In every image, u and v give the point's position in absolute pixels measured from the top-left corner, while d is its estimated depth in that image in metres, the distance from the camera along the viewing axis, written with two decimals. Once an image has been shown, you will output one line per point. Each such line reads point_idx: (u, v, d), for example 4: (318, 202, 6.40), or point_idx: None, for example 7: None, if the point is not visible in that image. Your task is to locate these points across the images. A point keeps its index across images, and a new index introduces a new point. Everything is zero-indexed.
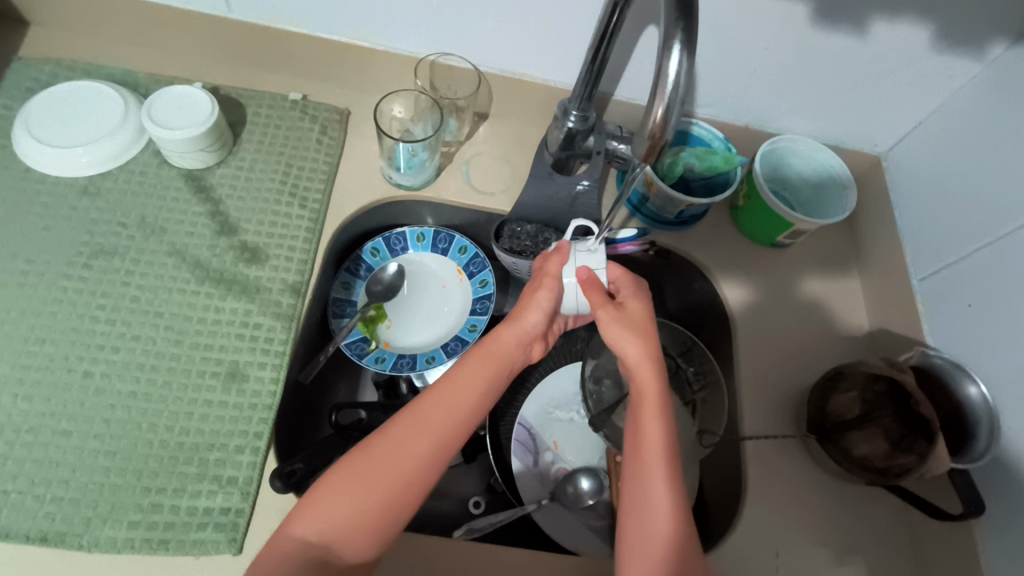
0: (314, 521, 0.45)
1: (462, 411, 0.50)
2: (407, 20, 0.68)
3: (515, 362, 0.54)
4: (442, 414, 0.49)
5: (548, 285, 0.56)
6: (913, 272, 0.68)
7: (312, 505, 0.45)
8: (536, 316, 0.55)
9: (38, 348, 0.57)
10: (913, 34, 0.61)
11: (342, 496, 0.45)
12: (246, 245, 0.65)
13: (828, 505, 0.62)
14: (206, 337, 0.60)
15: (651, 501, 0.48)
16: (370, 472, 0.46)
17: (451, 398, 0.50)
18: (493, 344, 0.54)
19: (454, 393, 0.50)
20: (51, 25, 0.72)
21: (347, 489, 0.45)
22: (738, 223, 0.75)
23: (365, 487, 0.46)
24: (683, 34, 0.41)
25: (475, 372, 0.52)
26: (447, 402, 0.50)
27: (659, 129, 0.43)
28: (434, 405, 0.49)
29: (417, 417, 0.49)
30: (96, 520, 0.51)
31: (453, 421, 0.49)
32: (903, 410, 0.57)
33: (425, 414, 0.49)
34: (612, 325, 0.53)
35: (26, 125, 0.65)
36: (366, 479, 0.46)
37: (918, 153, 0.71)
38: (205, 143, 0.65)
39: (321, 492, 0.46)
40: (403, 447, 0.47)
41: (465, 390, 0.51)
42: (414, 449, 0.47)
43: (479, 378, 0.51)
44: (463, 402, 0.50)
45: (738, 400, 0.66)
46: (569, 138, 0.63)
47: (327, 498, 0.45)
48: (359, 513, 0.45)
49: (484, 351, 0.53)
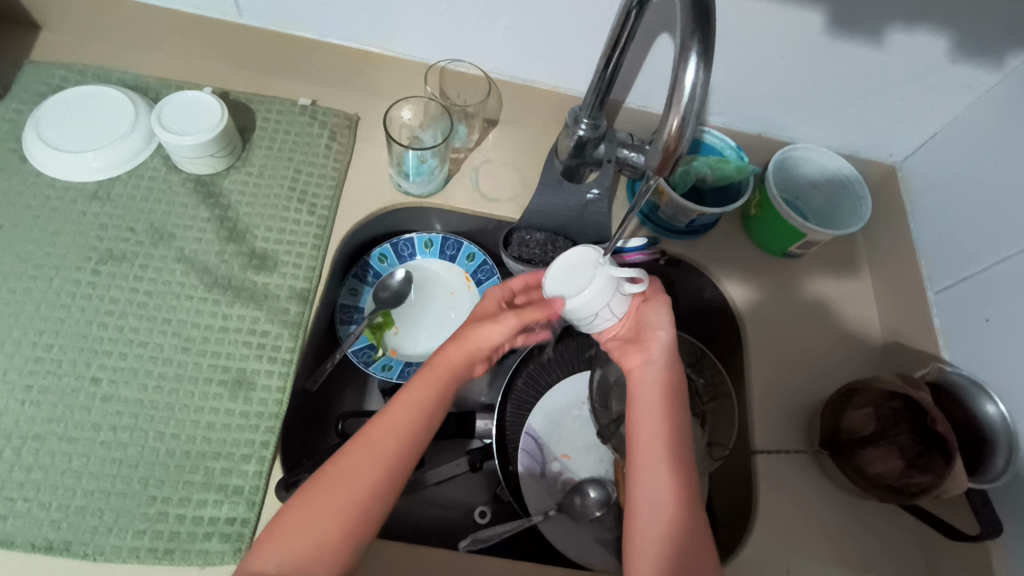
0: (272, 554, 0.45)
1: (409, 432, 0.50)
2: (418, 25, 0.68)
3: (462, 378, 0.55)
4: (388, 436, 0.50)
5: (511, 319, 0.55)
6: (931, 282, 0.67)
7: (270, 538, 0.46)
8: (484, 339, 0.55)
9: (46, 354, 0.57)
10: (931, 42, 0.59)
11: (299, 526, 0.46)
12: (256, 251, 0.64)
13: (843, 523, 0.60)
14: (213, 344, 0.59)
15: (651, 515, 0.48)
16: (324, 502, 0.47)
17: (396, 423, 0.50)
18: (439, 365, 0.54)
19: (400, 415, 0.51)
20: (63, 29, 0.72)
21: (303, 517, 0.46)
22: (751, 232, 0.74)
23: (318, 518, 0.46)
24: (700, 45, 0.40)
25: (419, 395, 0.52)
26: (394, 424, 0.50)
27: (674, 141, 0.42)
28: (382, 429, 0.50)
29: (368, 444, 0.49)
30: (101, 529, 0.51)
31: (402, 445, 0.50)
32: (920, 428, 0.56)
33: (373, 439, 0.49)
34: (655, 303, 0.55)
35: (36, 130, 0.65)
36: (320, 509, 0.46)
37: (936, 163, 0.69)
38: (214, 149, 0.65)
39: (280, 526, 0.46)
40: (356, 472, 0.48)
41: (412, 412, 0.51)
42: (366, 473, 0.48)
43: (426, 402, 0.52)
44: (410, 424, 0.51)
45: (750, 414, 0.65)
46: (580, 146, 0.62)
47: (285, 529, 0.46)
48: (315, 542, 0.46)
49: (430, 369, 0.54)
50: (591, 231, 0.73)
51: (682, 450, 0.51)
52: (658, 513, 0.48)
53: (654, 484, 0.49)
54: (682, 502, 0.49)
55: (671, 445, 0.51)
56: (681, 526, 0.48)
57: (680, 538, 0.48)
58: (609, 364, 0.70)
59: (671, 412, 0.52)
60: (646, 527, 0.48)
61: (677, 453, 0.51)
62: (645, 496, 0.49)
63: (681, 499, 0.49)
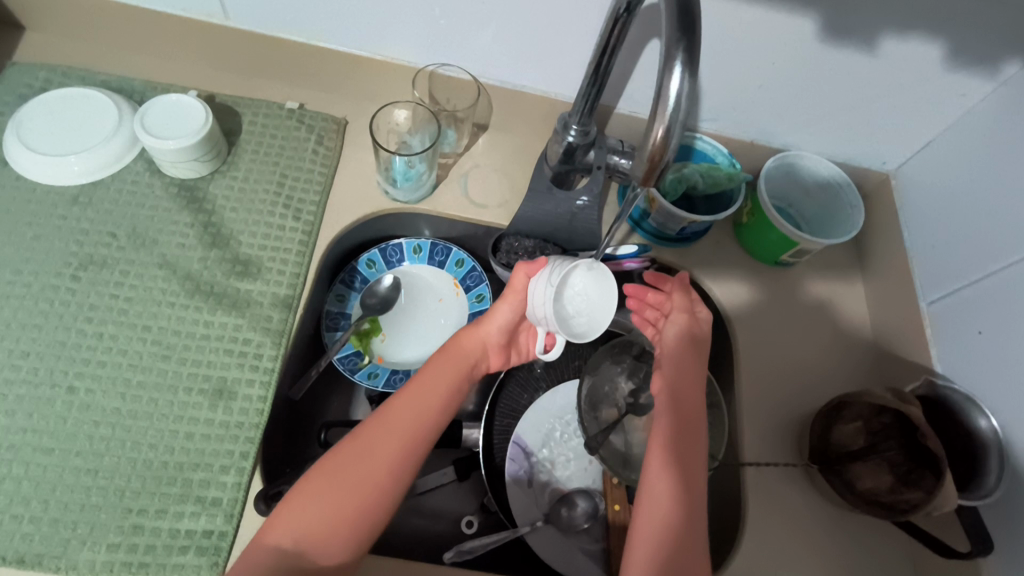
0: (288, 528, 0.46)
1: (427, 413, 0.53)
2: (406, 29, 0.67)
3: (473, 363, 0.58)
4: (409, 416, 0.52)
5: (509, 299, 0.57)
6: (923, 293, 0.67)
7: (286, 513, 0.46)
8: (494, 328, 0.58)
9: (23, 361, 0.56)
10: (924, 51, 0.59)
11: (317, 501, 0.47)
12: (239, 257, 0.63)
13: (831, 537, 0.60)
14: (194, 352, 0.58)
15: (652, 495, 0.50)
16: (343, 476, 0.48)
17: (414, 405, 0.52)
18: (453, 350, 0.57)
19: (416, 394, 0.53)
20: (47, 30, 0.71)
21: (321, 493, 0.47)
22: (742, 240, 0.73)
23: (338, 492, 0.47)
24: (685, 53, 0.39)
25: (436, 378, 0.55)
26: (414, 405, 0.52)
27: (659, 150, 0.41)
28: (402, 408, 0.52)
29: (388, 422, 0.51)
30: (75, 542, 0.50)
31: (419, 425, 0.52)
32: (909, 443, 0.55)
33: (392, 419, 0.51)
34: (681, 324, 0.58)
35: (17, 133, 0.64)
36: (341, 483, 0.48)
37: (930, 172, 0.69)
38: (198, 153, 0.64)
39: (297, 500, 0.47)
40: (375, 449, 0.49)
41: (426, 394, 0.53)
42: (384, 451, 0.50)
43: (442, 382, 0.55)
44: (427, 406, 0.53)
45: (739, 426, 0.64)
46: (569, 152, 0.62)
47: (301, 502, 0.47)
48: (335, 516, 0.46)
49: (448, 355, 0.57)
50: (580, 238, 0.72)
51: (697, 445, 0.53)
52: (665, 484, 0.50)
53: (658, 483, 0.50)
54: (684, 493, 0.49)
55: (682, 438, 0.53)
56: (680, 520, 0.48)
57: (677, 531, 0.48)
58: (598, 373, 0.70)
59: (682, 406, 0.54)
60: (652, 497, 0.50)
61: (685, 447, 0.52)
62: (656, 478, 0.50)
63: (683, 495, 0.49)
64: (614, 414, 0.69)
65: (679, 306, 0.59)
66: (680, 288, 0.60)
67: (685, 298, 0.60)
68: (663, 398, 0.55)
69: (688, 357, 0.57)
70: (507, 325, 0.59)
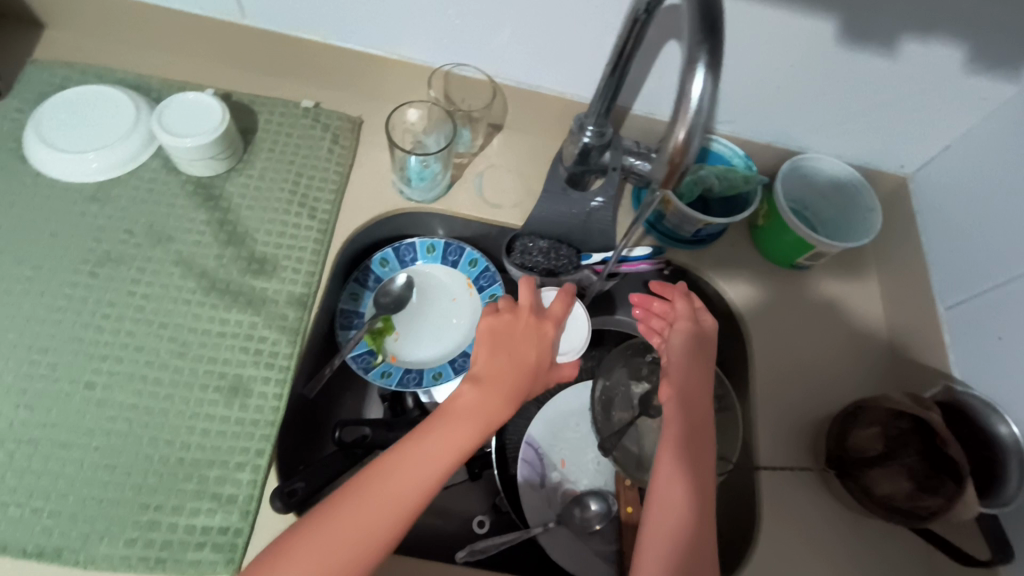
0: None
1: (434, 474, 0.46)
2: (422, 29, 0.67)
3: (501, 407, 0.51)
4: (412, 477, 0.45)
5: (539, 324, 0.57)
6: (940, 298, 0.66)
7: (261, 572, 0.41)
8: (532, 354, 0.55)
9: (42, 356, 0.56)
10: (946, 53, 0.58)
11: (297, 566, 0.41)
12: (255, 256, 0.64)
13: (847, 543, 0.59)
14: (210, 349, 0.59)
15: (662, 499, 0.49)
16: (329, 541, 0.42)
17: (420, 464, 0.46)
18: (484, 394, 0.51)
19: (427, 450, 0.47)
20: (65, 28, 0.71)
21: (303, 557, 0.41)
22: (758, 243, 0.72)
23: (321, 558, 0.41)
24: (708, 55, 0.38)
25: (450, 433, 0.48)
26: (419, 464, 0.46)
27: (680, 153, 0.41)
28: (404, 467, 0.45)
29: (388, 481, 0.44)
30: (93, 536, 0.50)
31: (422, 487, 0.45)
32: (929, 449, 0.54)
33: (392, 479, 0.45)
34: (687, 332, 0.58)
35: (36, 130, 0.64)
36: (326, 548, 0.41)
37: (949, 176, 0.68)
38: (215, 151, 0.64)
39: (275, 560, 0.41)
40: (368, 513, 0.43)
41: (435, 452, 0.47)
42: (377, 520, 0.43)
43: (458, 440, 0.48)
44: (436, 464, 0.46)
45: (754, 430, 0.64)
46: (584, 153, 0.62)
47: (279, 563, 0.41)
48: None
49: (470, 405, 0.50)
50: (595, 240, 0.72)
51: (705, 446, 0.53)
52: (676, 490, 0.49)
53: (670, 493, 0.49)
54: (695, 496, 0.49)
55: (691, 439, 0.52)
56: (693, 526, 0.48)
57: (689, 537, 0.47)
58: (611, 374, 0.70)
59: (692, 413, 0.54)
60: (662, 502, 0.49)
61: (695, 451, 0.52)
62: (665, 486, 0.50)
63: (695, 500, 0.49)
64: (627, 416, 0.68)
65: (683, 313, 0.59)
66: (681, 296, 0.60)
67: (689, 304, 0.59)
68: (672, 406, 0.54)
69: (695, 365, 0.57)
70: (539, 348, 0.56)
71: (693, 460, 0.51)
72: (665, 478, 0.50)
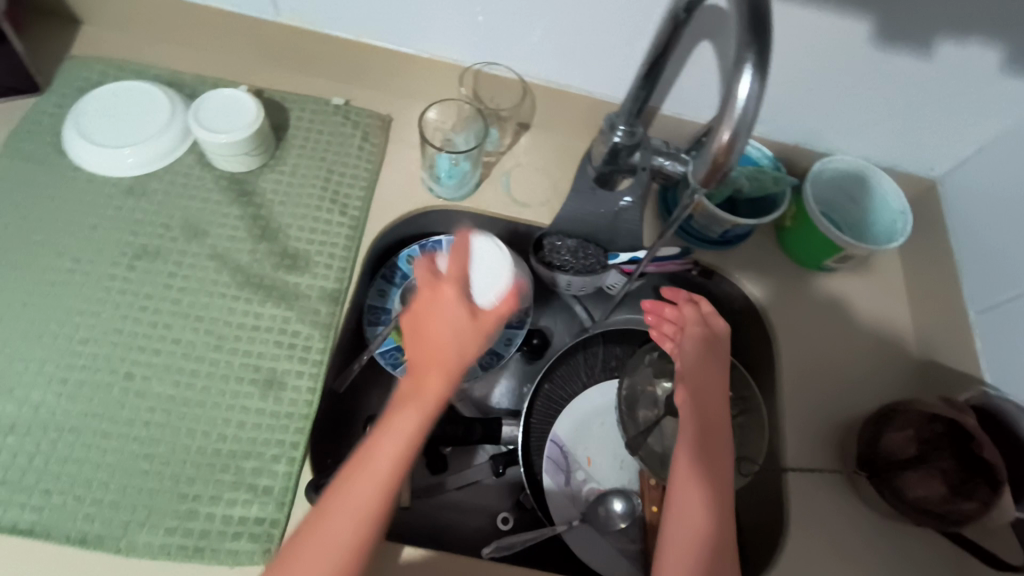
0: None
1: (387, 478, 0.43)
2: (454, 27, 0.67)
3: (438, 392, 0.45)
4: (363, 487, 0.42)
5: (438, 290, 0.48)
6: (971, 303, 0.67)
7: None
8: (441, 330, 0.46)
9: (82, 347, 0.57)
10: (982, 55, 0.58)
11: None
12: (288, 251, 0.64)
13: (876, 545, 0.59)
14: (245, 342, 0.60)
15: (681, 513, 0.49)
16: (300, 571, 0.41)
17: (368, 470, 0.43)
18: (414, 381, 0.45)
19: (373, 472, 0.43)
20: (102, 25, 0.72)
21: None
22: (784, 245, 0.72)
23: None
24: (756, 57, 0.39)
25: (393, 431, 0.44)
26: (367, 468, 0.43)
27: (724, 154, 0.41)
28: (358, 477, 0.42)
29: (342, 500, 0.42)
30: (133, 524, 0.51)
31: (375, 493, 0.42)
32: (963, 453, 0.55)
33: (348, 494, 0.42)
34: (696, 338, 0.57)
35: (74, 125, 0.65)
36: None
37: (981, 180, 0.67)
38: (248, 147, 0.65)
39: None
40: (331, 534, 0.41)
41: (381, 453, 0.43)
42: (340, 536, 0.41)
43: (400, 440, 0.43)
44: (384, 470, 0.43)
45: (781, 431, 0.64)
46: (614, 153, 0.61)
47: None
48: None
49: (405, 392, 0.45)
50: (622, 239, 0.72)
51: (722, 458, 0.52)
52: (695, 503, 0.49)
53: (687, 507, 0.49)
54: (715, 509, 0.49)
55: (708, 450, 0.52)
56: (713, 538, 0.48)
57: (711, 549, 0.48)
58: (636, 373, 0.70)
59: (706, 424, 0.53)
60: (682, 516, 0.49)
61: (713, 463, 0.51)
62: (682, 501, 0.49)
63: (714, 512, 0.49)
64: (653, 414, 0.68)
65: (694, 319, 0.57)
66: (691, 301, 0.58)
67: (697, 311, 0.58)
68: (687, 414, 0.53)
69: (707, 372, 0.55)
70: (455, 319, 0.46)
71: (711, 473, 0.51)
72: (682, 491, 0.50)
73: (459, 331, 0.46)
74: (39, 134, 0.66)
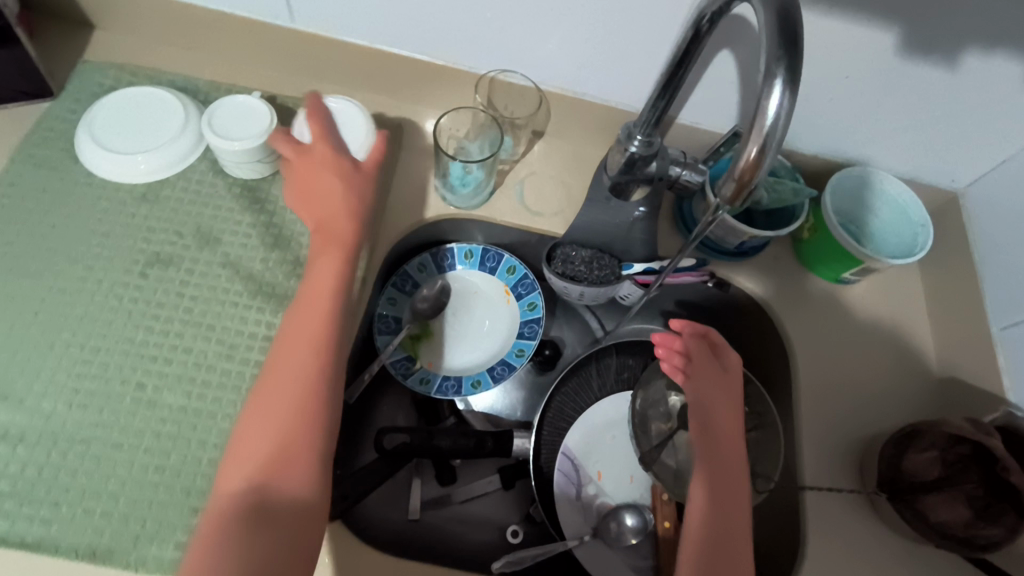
0: (241, 470, 0.48)
1: (325, 313, 0.54)
2: (469, 35, 0.66)
3: (342, 231, 0.58)
4: (305, 325, 0.54)
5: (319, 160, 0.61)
6: (992, 319, 0.65)
7: (234, 459, 0.49)
8: (331, 183, 0.60)
9: (94, 357, 0.57)
10: (1010, 67, 0.57)
11: (258, 431, 0.49)
12: (300, 260, 0.64)
13: (895, 568, 0.58)
14: (256, 352, 0.59)
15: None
16: (272, 405, 0.50)
17: (303, 311, 0.54)
18: (324, 240, 0.58)
19: (312, 306, 0.54)
20: (116, 29, 0.72)
21: (261, 421, 0.50)
22: (802, 256, 0.71)
23: (272, 417, 0.50)
24: (787, 71, 0.38)
25: (322, 275, 0.56)
26: (306, 309, 0.55)
27: (751, 169, 0.40)
28: (300, 319, 0.54)
29: (289, 343, 0.53)
30: (143, 538, 0.50)
31: (318, 326, 0.53)
32: (990, 476, 0.53)
33: (295, 334, 0.53)
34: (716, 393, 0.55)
35: (88, 132, 0.65)
36: (270, 405, 0.50)
37: (1004, 193, 0.66)
38: (261, 154, 0.64)
39: (239, 444, 0.49)
40: (289, 369, 0.52)
41: (315, 299, 0.55)
42: (302, 363, 0.52)
43: (327, 280, 0.56)
44: (319, 309, 0.54)
45: (799, 448, 0.63)
46: (630, 163, 0.60)
47: (245, 440, 0.49)
48: (275, 444, 0.48)
49: (319, 251, 0.58)
50: (637, 250, 0.71)
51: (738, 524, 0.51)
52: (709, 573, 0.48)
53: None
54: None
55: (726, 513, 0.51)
56: None
57: None
58: (650, 386, 0.68)
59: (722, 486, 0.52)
60: None
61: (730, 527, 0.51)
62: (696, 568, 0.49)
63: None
64: (665, 428, 0.67)
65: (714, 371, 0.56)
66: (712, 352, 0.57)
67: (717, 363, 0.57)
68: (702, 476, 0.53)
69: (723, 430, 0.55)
70: (337, 177, 0.60)
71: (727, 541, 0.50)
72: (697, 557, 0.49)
73: (343, 185, 0.60)
74: (53, 139, 0.66)
